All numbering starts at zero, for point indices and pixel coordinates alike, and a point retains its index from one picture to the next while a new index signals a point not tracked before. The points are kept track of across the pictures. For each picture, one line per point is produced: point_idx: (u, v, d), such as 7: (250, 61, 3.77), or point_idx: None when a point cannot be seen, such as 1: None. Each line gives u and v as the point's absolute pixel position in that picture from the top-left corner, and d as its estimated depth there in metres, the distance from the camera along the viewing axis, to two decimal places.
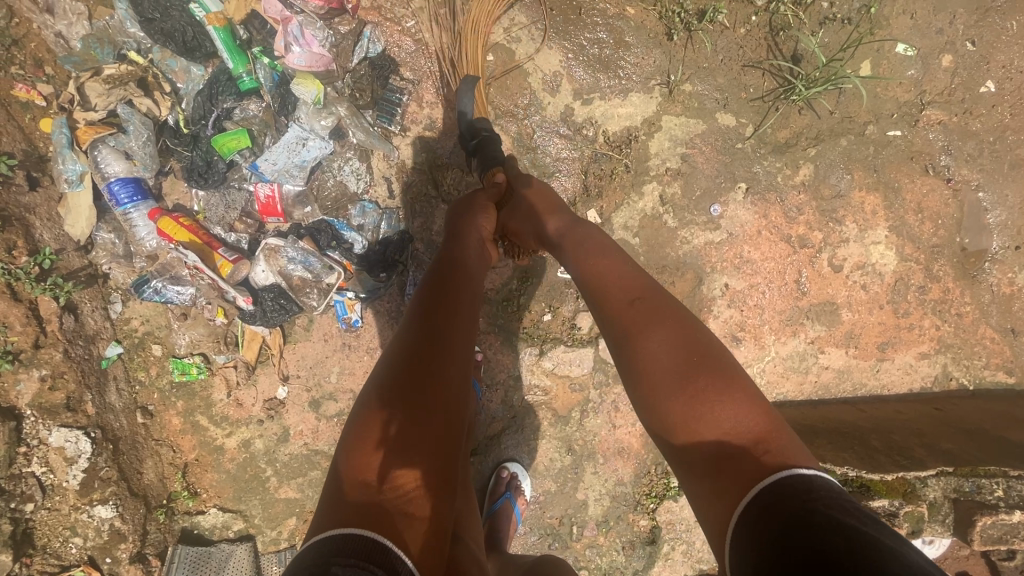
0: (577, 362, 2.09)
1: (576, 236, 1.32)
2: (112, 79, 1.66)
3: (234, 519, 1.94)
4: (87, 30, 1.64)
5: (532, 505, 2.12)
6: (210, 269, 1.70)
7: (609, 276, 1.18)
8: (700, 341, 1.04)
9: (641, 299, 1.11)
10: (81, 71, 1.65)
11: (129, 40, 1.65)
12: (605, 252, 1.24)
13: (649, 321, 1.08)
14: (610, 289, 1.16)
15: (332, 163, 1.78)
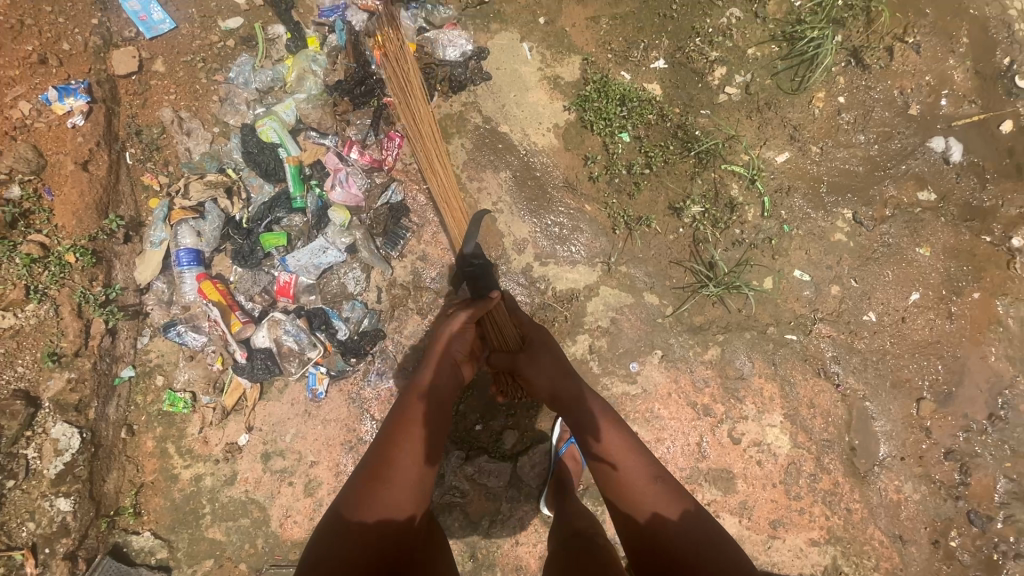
0: (496, 474, 2.38)
1: (590, 399, 1.66)
2: (210, 183, 2.31)
3: (160, 547, 2.19)
4: (205, 149, 2.35)
5: None
6: (225, 325, 2.20)
7: (624, 455, 1.51)
8: (697, 517, 1.40)
9: (658, 478, 1.47)
10: (191, 174, 2.32)
11: (231, 161, 2.35)
12: (619, 427, 1.58)
13: (664, 505, 1.42)
14: (628, 460, 1.51)
15: (341, 268, 2.35)
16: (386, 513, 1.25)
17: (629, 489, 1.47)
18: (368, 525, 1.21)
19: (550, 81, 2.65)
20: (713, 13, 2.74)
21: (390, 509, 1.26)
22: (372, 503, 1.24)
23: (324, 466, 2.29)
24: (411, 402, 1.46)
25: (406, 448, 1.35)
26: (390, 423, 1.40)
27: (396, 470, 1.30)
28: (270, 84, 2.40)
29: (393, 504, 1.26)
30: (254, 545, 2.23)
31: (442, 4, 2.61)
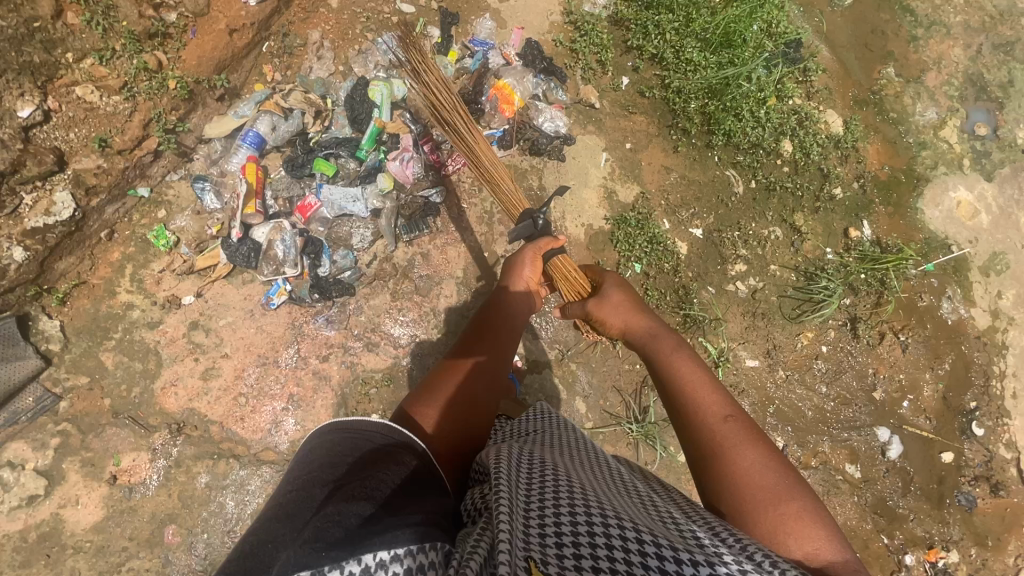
0: None
1: (665, 338, 1.59)
2: (309, 99, 2.62)
3: (58, 341, 2.29)
4: (323, 75, 2.72)
5: (231, 538, 2.27)
6: (240, 204, 2.42)
7: (697, 390, 1.37)
8: (778, 467, 1.15)
9: (732, 418, 1.27)
10: (302, 86, 2.68)
11: (334, 94, 2.71)
12: (693, 364, 1.46)
13: (735, 444, 1.20)
14: (698, 393, 1.36)
15: (357, 222, 2.58)
16: (461, 391, 1.37)
17: (693, 422, 1.31)
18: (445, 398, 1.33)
19: (607, 192, 3.03)
20: (760, 222, 3.13)
21: (465, 389, 1.38)
22: (446, 388, 1.37)
23: (234, 364, 2.41)
24: (485, 328, 1.65)
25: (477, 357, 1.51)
26: (462, 345, 1.57)
27: (472, 369, 1.45)
28: None
29: (471, 389, 1.39)
30: (129, 390, 2.31)
31: (563, 89, 3.07)
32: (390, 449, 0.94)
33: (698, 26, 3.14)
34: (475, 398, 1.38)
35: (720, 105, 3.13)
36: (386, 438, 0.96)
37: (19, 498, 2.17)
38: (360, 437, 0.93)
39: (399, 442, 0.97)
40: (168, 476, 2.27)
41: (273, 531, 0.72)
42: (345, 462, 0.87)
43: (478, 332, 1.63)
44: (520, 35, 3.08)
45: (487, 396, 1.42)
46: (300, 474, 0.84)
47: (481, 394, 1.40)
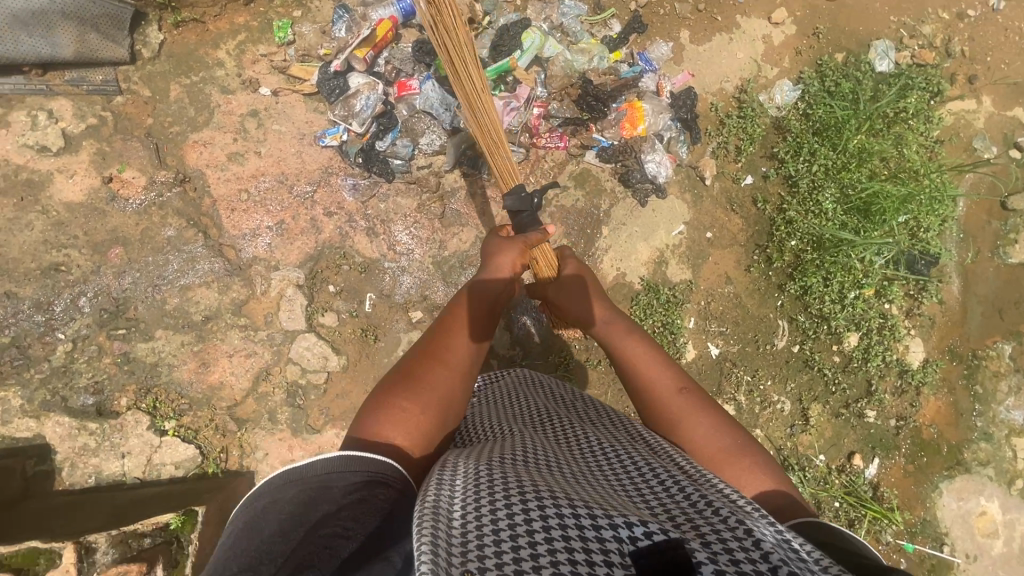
0: (290, 315, 2.48)
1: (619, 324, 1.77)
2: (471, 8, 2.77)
3: (150, 49, 2.47)
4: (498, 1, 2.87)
5: (153, 290, 2.39)
6: (355, 45, 2.51)
7: (650, 375, 1.58)
8: (722, 434, 1.39)
9: (685, 390, 1.52)
10: None
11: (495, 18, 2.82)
12: (642, 343, 1.67)
13: (691, 421, 1.43)
14: (652, 378, 1.57)
15: (435, 126, 2.62)
16: (422, 395, 1.33)
17: (653, 407, 1.53)
18: (404, 402, 1.30)
19: (659, 258, 2.92)
20: (775, 384, 2.99)
21: (428, 392, 1.35)
22: (404, 393, 1.33)
23: (259, 165, 2.53)
24: (455, 322, 1.55)
25: (441, 360, 1.44)
26: (427, 344, 1.48)
27: (435, 373, 1.39)
28: (573, 32, 2.89)
29: (431, 393, 1.35)
30: (171, 124, 2.47)
31: (687, 148, 3.00)
32: (356, 482, 1.05)
33: (849, 180, 2.99)
34: (438, 400, 1.35)
35: (816, 260, 2.99)
36: (344, 468, 1.06)
37: (36, 142, 2.36)
38: (325, 478, 1.05)
39: (361, 468, 1.07)
40: (146, 210, 2.41)
41: None
42: (311, 512, 0.99)
43: (444, 328, 1.53)
44: (685, 79, 3.05)
45: (454, 397, 1.40)
46: (274, 538, 0.95)
47: (446, 398, 1.37)
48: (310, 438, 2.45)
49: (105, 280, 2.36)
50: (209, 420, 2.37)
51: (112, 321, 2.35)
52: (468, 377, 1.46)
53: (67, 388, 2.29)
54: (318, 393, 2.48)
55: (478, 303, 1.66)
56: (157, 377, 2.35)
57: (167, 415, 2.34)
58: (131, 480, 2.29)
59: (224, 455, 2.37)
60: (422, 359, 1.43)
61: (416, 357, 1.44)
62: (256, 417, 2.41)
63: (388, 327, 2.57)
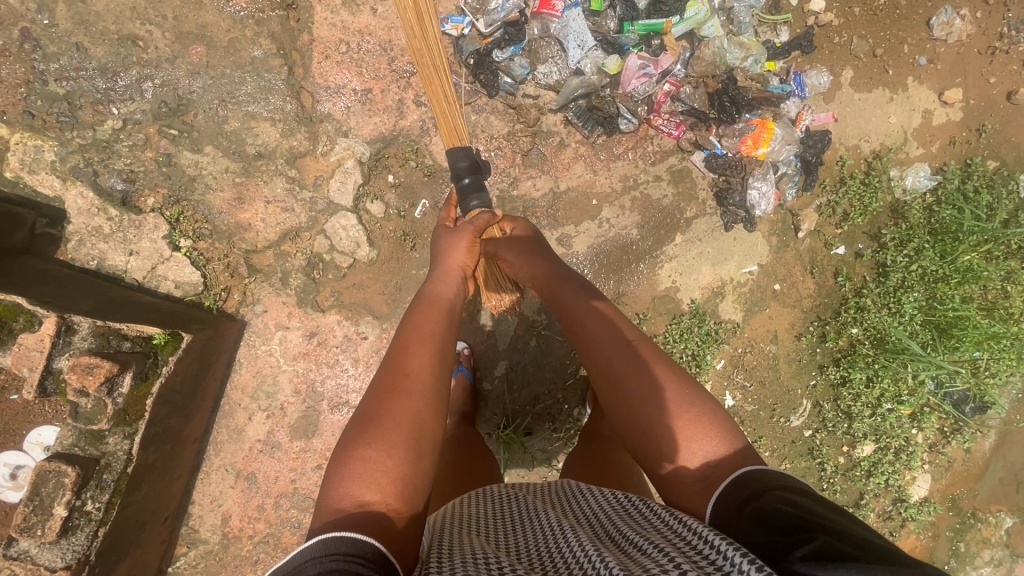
0: (341, 187, 2.35)
1: (571, 294, 1.83)
2: None
3: None
4: None
5: (219, 104, 2.24)
6: None
7: (596, 342, 1.65)
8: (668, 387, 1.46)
9: (634, 342, 1.59)
10: None
11: None
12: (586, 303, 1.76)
13: (636, 378, 1.50)
14: (601, 339, 1.64)
15: (560, 58, 2.46)
16: (386, 438, 1.29)
17: (603, 374, 1.59)
18: (367, 451, 1.26)
19: (717, 287, 2.74)
20: (771, 457, 2.85)
21: (392, 431, 1.30)
22: (366, 441, 1.28)
23: (369, 24, 2.36)
24: (408, 345, 1.51)
25: (399, 391, 1.39)
26: (384, 376, 1.43)
27: (394, 408, 1.35)
28: (737, 23, 2.62)
29: (395, 429, 1.31)
30: None
31: (796, 191, 2.76)
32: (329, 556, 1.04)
33: (942, 293, 2.77)
34: (406, 437, 1.31)
35: (869, 357, 2.80)
36: (323, 547, 1.06)
37: None
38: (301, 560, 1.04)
39: (341, 543, 1.08)
40: (243, 20, 2.24)
41: None
42: None
43: (396, 356, 1.49)
44: (827, 120, 2.78)
45: (418, 427, 1.35)
46: None
47: (411, 432, 1.33)
48: (312, 314, 2.37)
49: (175, 75, 2.21)
50: (224, 255, 2.28)
51: (168, 117, 2.22)
52: (433, 395, 1.43)
53: (102, 165, 2.19)
54: (336, 275, 2.38)
55: (429, 315, 1.66)
56: (190, 192, 2.25)
57: (185, 233, 2.24)
58: (129, 280, 2.21)
59: (225, 294, 2.29)
60: (378, 395, 1.38)
61: (375, 394, 1.39)
62: (269, 272, 2.32)
63: (429, 241, 2.45)
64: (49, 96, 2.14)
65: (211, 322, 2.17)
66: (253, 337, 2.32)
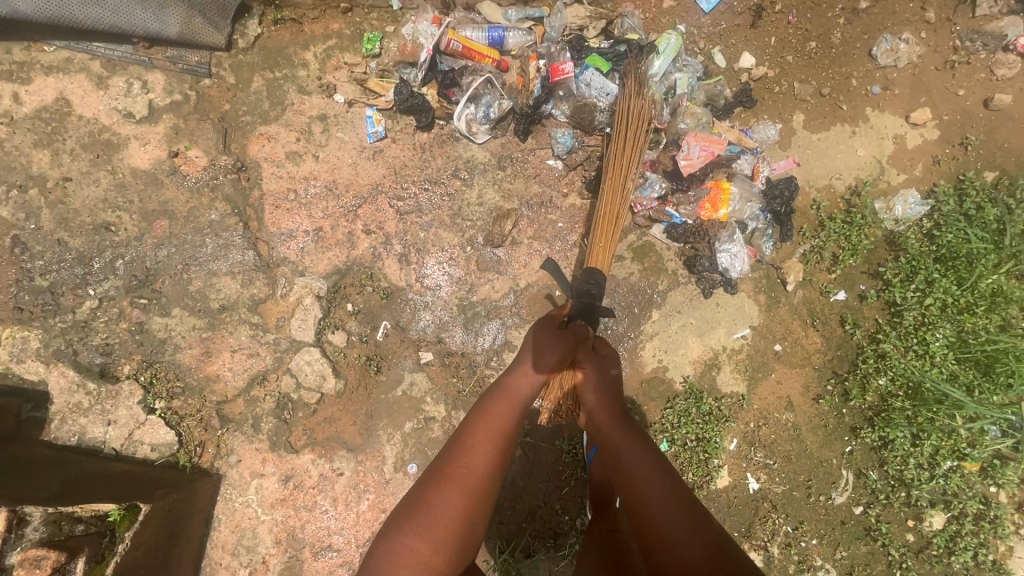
0: (301, 323, 2.39)
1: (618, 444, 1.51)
2: (574, 33, 2.55)
3: (247, 40, 2.50)
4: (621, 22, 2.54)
5: (184, 269, 2.39)
6: (450, 55, 2.47)
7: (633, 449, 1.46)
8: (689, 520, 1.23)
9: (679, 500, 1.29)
10: (580, 17, 2.56)
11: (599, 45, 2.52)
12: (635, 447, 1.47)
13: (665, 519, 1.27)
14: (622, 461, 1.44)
15: (499, 167, 2.56)
16: (427, 542, 1.16)
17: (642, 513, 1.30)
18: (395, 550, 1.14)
19: (710, 359, 2.53)
20: (821, 545, 2.45)
21: (424, 531, 1.17)
22: (420, 524, 1.19)
23: (313, 169, 2.49)
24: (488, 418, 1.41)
25: (499, 422, 1.41)
26: (446, 455, 1.32)
27: (499, 427, 1.40)
28: (675, 87, 2.50)
29: (456, 506, 1.23)
30: (247, 113, 2.50)
31: (773, 244, 2.59)
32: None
33: (971, 325, 2.43)
34: (461, 525, 1.22)
35: (905, 411, 2.44)
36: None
37: (123, 107, 2.44)
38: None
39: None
40: (199, 191, 2.43)
41: None
42: None
43: (468, 426, 1.39)
44: (789, 166, 2.65)
45: (479, 492, 1.27)
46: None
47: (467, 537, 1.22)
48: (284, 457, 2.33)
49: (146, 248, 2.39)
50: (197, 410, 2.33)
51: (139, 289, 2.36)
52: (489, 479, 1.30)
53: (81, 344, 2.31)
54: (305, 412, 2.36)
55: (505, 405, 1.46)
56: (161, 354, 2.34)
57: (160, 394, 2.32)
58: (108, 450, 2.26)
59: (200, 449, 2.31)
60: (414, 500, 1.24)
61: (444, 454, 1.33)
62: (240, 420, 2.34)
63: (395, 363, 2.42)
64: (35, 289, 2.33)
65: (183, 485, 2.16)
66: (229, 490, 2.29)
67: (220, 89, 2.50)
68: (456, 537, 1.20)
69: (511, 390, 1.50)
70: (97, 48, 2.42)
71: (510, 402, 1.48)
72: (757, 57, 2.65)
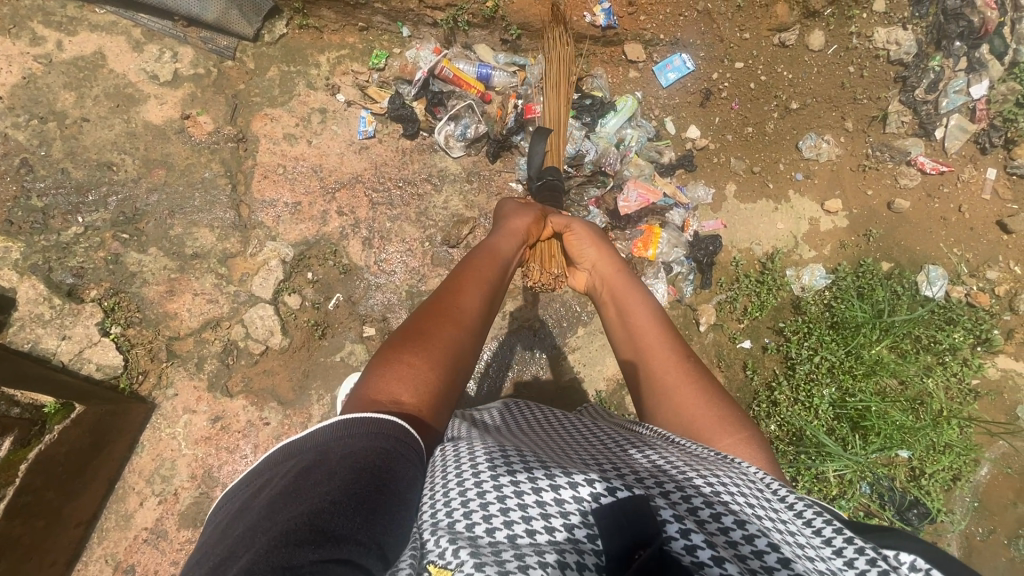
0: (263, 280, 2.64)
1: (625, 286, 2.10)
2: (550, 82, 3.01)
3: (274, 37, 2.91)
4: (590, 83, 3.03)
5: (168, 215, 2.65)
6: (441, 79, 2.89)
7: (630, 297, 2.04)
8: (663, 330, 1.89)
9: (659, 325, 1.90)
10: None
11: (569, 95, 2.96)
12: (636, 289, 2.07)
13: (650, 343, 1.84)
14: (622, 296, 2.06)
15: (467, 180, 2.92)
16: (428, 348, 1.54)
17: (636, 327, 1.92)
18: (401, 357, 1.50)
19: None
20: None
21: (426, 344, 1.55)
22: (418, 345, 1.55)
23: (304, 151, 2.83)
24: (469, 283, 1.83)
25: (481, 286, 1.85)
26: (433, 307, 1.69)
27: (482, 289, 1.84)
28: (626, 140, 2.95)
29: (446, 331, 1.62)
30: (258, 95, 2.86)
31: (693, 288, 2.95)
32: (364, 437, 1.08)
33: (850, 386, 2.76)
34: (454, 340, 1.61)
35: (789, 454, 2.71)
36: (334, 441, 1.06)
37: (151, 70, 2.80)
38: (322, 446, 1.06)
39: (361, 428, 1.10)
40: (199, 151, 2.74)
41: (373, 495, 0.98)
42: (339, 449, 1.05)
43: (454, 287, 1.80)
44: (717, 227, 3.04)
45: (467, 323, 1.68)
46: (317, 478, 0.99)
47: (457, 351, 1.61)
48: (218, 398, 2.50)
49: (139, 190, 2.66)
50: (148, 341, 2.52)
51: (124, 224, 2.61)
52: (474, 323, 1.71)
53: (57, 262, 2.53)
54: (248, 361, 2.55)
55: (483, 264, 1.99)
56: (129, 285, 2.56)
57: (117, 320, 2.51)
58: (56, 361, 2.42)
59: (141, 377, 2.48)
60: (411, 329, 1.60)
61: (426, 307, 1.70)
62: (186, 357, 2.53)
63: (340, 332, 2.66)
64: (29, 208, 2.56)
65: (122, 402, 2.31)
66: (159, 420, 2.44)
67: (239, 72, 2.88)
68: (454, 348, 1.60)
69: (490, 263, 2.01)
70: (142, 19, 2.83)
71: (487, 275, 1.94)
72: (701, 131, 3.13)
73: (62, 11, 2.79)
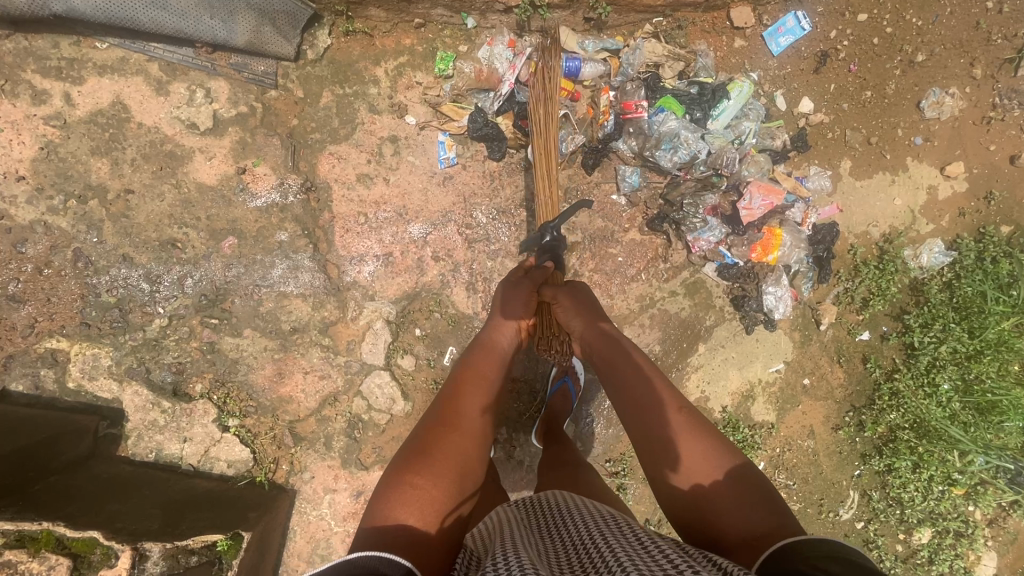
0: (372, 347, 2.47)
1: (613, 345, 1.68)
2: (649, 71, 2.59)
3: (317, 50, 2.41)
4: (694, 66, 2.61)
5: (253, 290, 2.39)
6: (526, 87, 2.46)
7: (614, 360, 1.63)
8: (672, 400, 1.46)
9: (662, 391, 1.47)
10: (655, 53, 2.58)
11: (674, 87, 2.58)
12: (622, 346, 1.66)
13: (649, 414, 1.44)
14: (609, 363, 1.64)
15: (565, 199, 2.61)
16: (436, 474, 1.22)
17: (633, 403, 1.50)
18: (405, 482, 1.18)
19: (747, 391, 2.79)
20: None
21: (431, 467, 1.23)
22: (425, 466, 1.23)
23: (383, 193, 2.48)
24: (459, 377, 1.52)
25: (476, 376, 1.54)
26: (432, 413, 1.39)
27: (479, 383, 1.51)
28: (743, 135, 2.62)
29: (454, 451, 1.30)
30: (315, 129, 2.44)
31: (812, 285, 2.79)
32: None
33: (976, 370, 2.72)
34: (465, 463, 1.29)
35: (911, 443, 2.78)
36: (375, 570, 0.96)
37: (186, 117, 2.35)
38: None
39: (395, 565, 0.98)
40: (268, 210, 2.39)
41: None
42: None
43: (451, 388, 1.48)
44: (833, 212, 2.81)
45: (470, 432, 1.36)
46: None
47: (467, 476, 1.28)
48: (356, 474, 2.46)
49: (214, 267, 2.37)
50: (269, 428, 2.41)
51: (209, 308, 2.36)
52: (479, 435, 1.38)
53: (153, 361, 2.33)
54: (374, 432, 2.47)
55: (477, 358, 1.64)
56: (233, 373, 2.38)
57: (233, 412, 2.38)
58: (185, 465, 2.34)
59: (274, 465, 2.41)
60: (412, 447, 1.29)
61: (429, 417, 1.38)
62: (313, 438, 2.44)
63: None
64: (102, 305, 2.31)
65: (274, 498, 2.31)
66: (304, 504, 2.43)
67: (286, 103, 2.42)
68: (465, 471, 1.28)
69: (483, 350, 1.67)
70: (155, 49, 2.29)
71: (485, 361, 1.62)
72: (815, 103, 2.76)
73: (57, 52, 2.26)
